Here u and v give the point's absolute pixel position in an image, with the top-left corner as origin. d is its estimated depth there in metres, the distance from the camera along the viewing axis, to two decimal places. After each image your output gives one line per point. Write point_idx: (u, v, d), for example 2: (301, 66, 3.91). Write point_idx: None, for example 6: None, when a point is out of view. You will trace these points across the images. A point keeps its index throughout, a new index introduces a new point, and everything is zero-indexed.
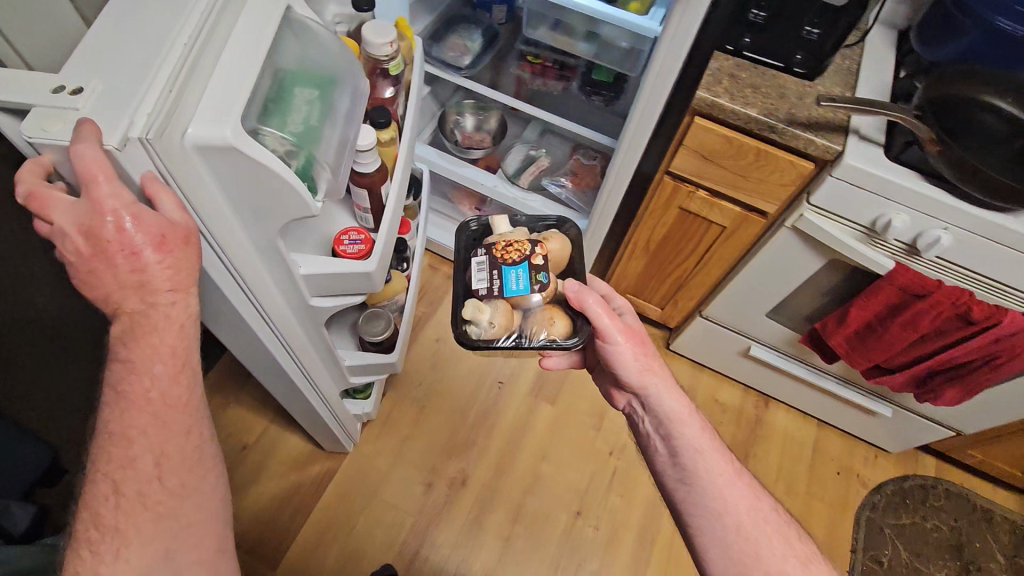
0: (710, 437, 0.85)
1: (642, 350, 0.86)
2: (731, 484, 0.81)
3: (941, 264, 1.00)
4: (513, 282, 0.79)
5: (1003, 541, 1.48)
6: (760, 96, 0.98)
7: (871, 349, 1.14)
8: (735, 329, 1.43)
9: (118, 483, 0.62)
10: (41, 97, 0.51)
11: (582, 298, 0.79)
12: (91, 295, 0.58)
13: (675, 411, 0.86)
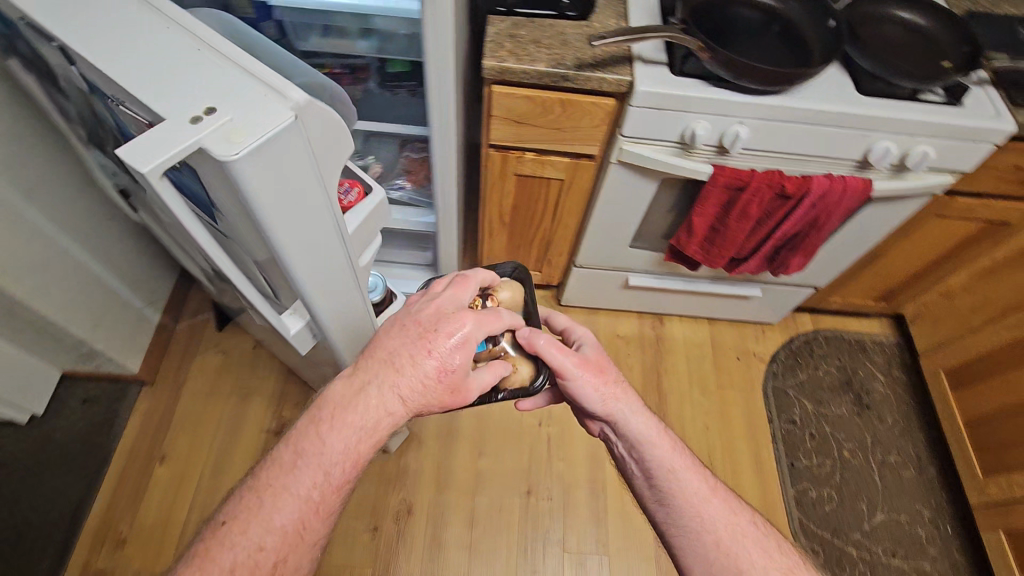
0: (681, 459, 0.83)
1: (604, 381, 0.86)
2: (693, 488, 0.79)
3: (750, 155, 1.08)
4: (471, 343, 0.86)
5: (877, 362, 1.75)
6: (543, 50, 0.99)
7: (722, 248, 1.23)
8: (609, 268, 1.49)
9: (285, 480, 0.67)
10: (200, 128, 0.52)
11: (533, 341, 0.82)
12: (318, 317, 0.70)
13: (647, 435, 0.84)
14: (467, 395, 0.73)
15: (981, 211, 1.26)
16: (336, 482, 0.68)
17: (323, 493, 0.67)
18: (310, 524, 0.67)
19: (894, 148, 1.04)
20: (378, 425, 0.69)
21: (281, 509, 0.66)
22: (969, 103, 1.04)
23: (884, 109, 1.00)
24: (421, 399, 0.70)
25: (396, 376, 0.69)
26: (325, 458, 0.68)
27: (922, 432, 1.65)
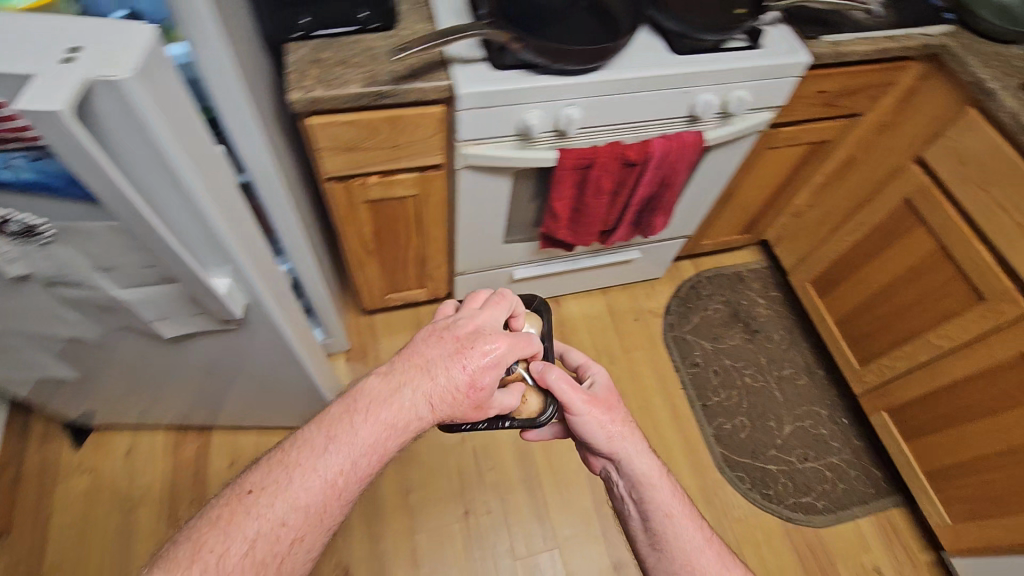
0: (682, 507, 0.86)
1: (613, 420, 0.89)
2: (689, 537, 0.83)
3: (590, 132, 1.08)
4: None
5: (755, 288, 1.89)
6: (354, 69, 0.92)
7: (589, 225, 1.24)
8: (491, 268, 1.47)
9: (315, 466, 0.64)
10: (76, 68, 0.52)
11: (545, 375, 0.83)
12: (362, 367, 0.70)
13: (645, 476, 0.87)
14: (479, 415, 0.73)
15: (804, 136, 1.37)
16: (357, 474, 0.65)
17: (346, 481, 0.64)
18: (326, 514, 0.63)
19: (714, 99, 1.09)
20: (409, 426, 0.68)
21: (306, 487, 0.63)
22: (769, 43, 1.11)
23: (695, 65, 1.04)
24: (452, 408, 0.70)
25: (435, 387, 0.70)
26: (359, 446, 0.65)
27: (806, 341, 1.79)
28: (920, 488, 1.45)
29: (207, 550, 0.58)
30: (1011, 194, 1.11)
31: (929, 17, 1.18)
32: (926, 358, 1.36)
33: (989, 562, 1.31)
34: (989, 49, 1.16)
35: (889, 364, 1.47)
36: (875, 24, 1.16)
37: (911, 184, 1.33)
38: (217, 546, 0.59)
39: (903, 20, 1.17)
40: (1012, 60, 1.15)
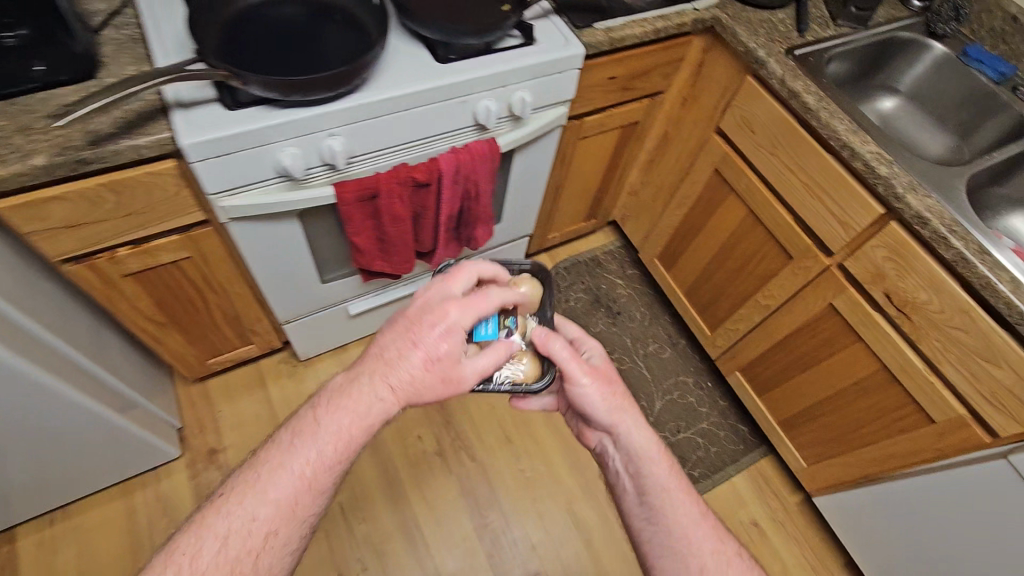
0: (680, 485, 0.83)
1: (615, 395, 0.83)
2: (687, 515, 0.81)
3: (368, 158, 0.98)
4: (485, 327, 0.77)
5: (613, 269, 1.90)
6: (38, 137, 0.76)
7: (401, 253, 1.16)
8: (321, 309, 1.36)
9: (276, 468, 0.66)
10: None
11: (547, 343, 0.77)
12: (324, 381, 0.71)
13: (645, 450, 0.83)
14: (461, 386, 0.68)
15: (611, 123, 1.36)
16: (323, 466, 0.66)
17: (312, 473, 0.66)
18: (298, 506, 0.65)
19: (494, 104, 1.03)
20: (374, 411, 0.68)
21: (276, 484, 0.65)
22: (542, 38, 1.06)
23: (461, 73, 0.97)
24: (415, 384, 0.67)
25: (398, 363, 0.67)
26: (322, 435, 0.67)
27: (665, 314, 1.84)
28: (778, 438, 1.51)
29: (190, 551, 0.62)
30: (793, 158, 1.15)
31: None
32: (760, 318, 1.41)
33: (840, 497, 1.38)
34: (754, 18, 1.18)
35: (733, 327, 1.52)
36: (646, 4, 1.14)
37: (716, 156, 1.35)
38: (199, 544, 0.62)
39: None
40: (776, 27, 1.18)
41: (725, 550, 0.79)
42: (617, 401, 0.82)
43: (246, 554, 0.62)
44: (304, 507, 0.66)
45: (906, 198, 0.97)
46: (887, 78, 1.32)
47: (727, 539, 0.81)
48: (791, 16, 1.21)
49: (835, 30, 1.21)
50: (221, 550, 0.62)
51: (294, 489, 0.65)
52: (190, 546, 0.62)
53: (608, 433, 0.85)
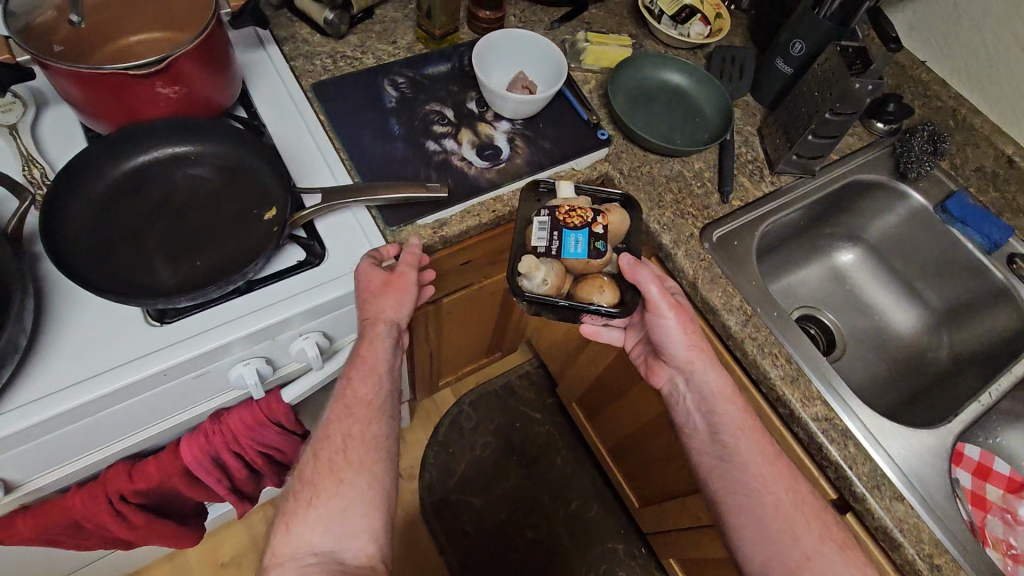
0: (761, 454, 0.68)
1: (697, 332, 0.72)
2: (777, 477, 0.67)
3: (57, 470, 0.64)
4: (572, 246, 0.67)
5: (529, 399, 1.56)
6: None
7: (175, 537, 0.83)
8: (103, 556, 1.01)
9: (347, 403, 0.64)
10: None
11: (637, 272, 0.68)
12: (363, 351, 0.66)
13: (726, 391, 0.71)
14: (407, 286, 0.67)
15: (482, 292, 1.00)
16: (360, 382, 0.65)
17: (357, 392, 0.65)
18: (356, 417, 0.63)
19: (260, 366, 0.69)
20: (379, 337, 0.66)
21: (355, 401, 0.64)
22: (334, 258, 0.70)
23: (189, 347, 0.62)
24: (379, 312, 0.66)
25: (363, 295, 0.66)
26: (352, 368, 0.66)
27: (589, 457, 1.50)
28: None
29: (297, 486, 0.61)
30: None
31: (576, 140, 0.83)
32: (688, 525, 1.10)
33: None
34: (658, 177, 0.84)
35: (661, 513, 1.21)
36: (497, 174, 0.78)
37: None
38: (301, 474, 0.62)
39: (536, 156, 0.80)
40: (689, 189, 0.84)
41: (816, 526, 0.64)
42: (698, 337, 0.72)
43: (340, 457, 0.61)
44: (365, 413, 0.64)
45: (868, 498, 0.65)
46: (844, 226, 0.98)
47: (802, 483, 0.67)
48: (711, 167, 0.86)
49: (769, 186, 0.87)
50: (313, 469, 0.61)
51: (352, 405, 0.64)
52: (298, 477, 0.62)
53: (679, 371, 0.74)
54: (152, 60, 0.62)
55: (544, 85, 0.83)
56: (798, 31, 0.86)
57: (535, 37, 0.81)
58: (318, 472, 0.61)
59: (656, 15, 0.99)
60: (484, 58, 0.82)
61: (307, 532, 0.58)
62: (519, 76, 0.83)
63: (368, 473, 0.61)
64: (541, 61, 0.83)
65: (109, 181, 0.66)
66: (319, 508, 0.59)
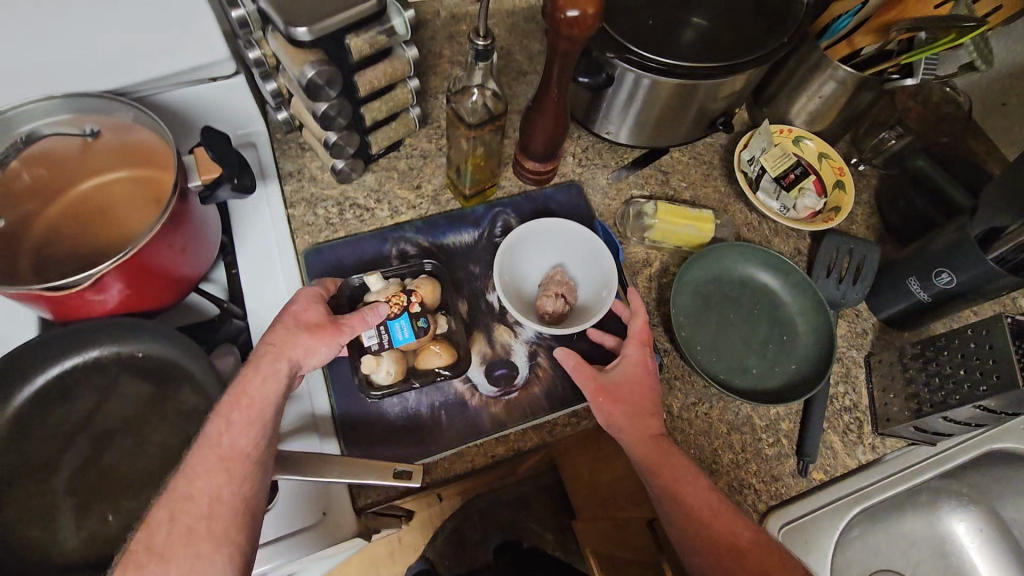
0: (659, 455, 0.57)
1: (646, 327, 0.63)
2: (687, 478, 0.57)
3: None
4: (398, 333, 0.58)
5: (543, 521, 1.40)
6: None
7: None
8: None
9: (219, 444, 0.47)
10: None
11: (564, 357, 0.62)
12: (253, 392, 0.49)
13: (637, 407, 0.59)
14: (341, 337, 0.54)
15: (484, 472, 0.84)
16: (241, 431, 0.48)
17: (233, 441, 0.47)
18: (228, 468, 0.46)
19: None
20: (273, 376, 0.51)
21: (235, 438, 0.47)
22: (284, 531, 0.56)
23: None
24: (289, 346, 0.52)
25: (279, 322, 0.54)
26: (225, 401, 0.49)
27: None
28: None
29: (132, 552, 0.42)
30: None
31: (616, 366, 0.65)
32: None
33: None
34: (718, 425, 0.65)
35: None
36: (505, 409, 0.62)
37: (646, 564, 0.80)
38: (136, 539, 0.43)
39: (559, 383, 0.64)
40: (757, 447, 0.65)
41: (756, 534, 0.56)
42: (645, 332, 0.62)
43: (203, 520, 0.44)
44: (242, 467, 0.46)
45: None
46: (965, 487, 0.74)
47: None
48: (791, 417, 0.66)
49: (867, 453, 0.66)
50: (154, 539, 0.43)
51: (224, 458, 0.46)
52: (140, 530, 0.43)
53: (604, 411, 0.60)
54: (79, 279, 0.50)
55: (588, 289, 0.69)
56: (950, 260, 0.62)
57: (581, 231, 0.67)
58: (173, 540, 0.43)
59: (754, 176, 0.78)
60: (513, 251, 0.68)
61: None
62: (553, 277, 0.68)
63: (228, 542, 0.44)
64: (586, 259, 0.69)
65: (24, 397, 0.54)
66: None
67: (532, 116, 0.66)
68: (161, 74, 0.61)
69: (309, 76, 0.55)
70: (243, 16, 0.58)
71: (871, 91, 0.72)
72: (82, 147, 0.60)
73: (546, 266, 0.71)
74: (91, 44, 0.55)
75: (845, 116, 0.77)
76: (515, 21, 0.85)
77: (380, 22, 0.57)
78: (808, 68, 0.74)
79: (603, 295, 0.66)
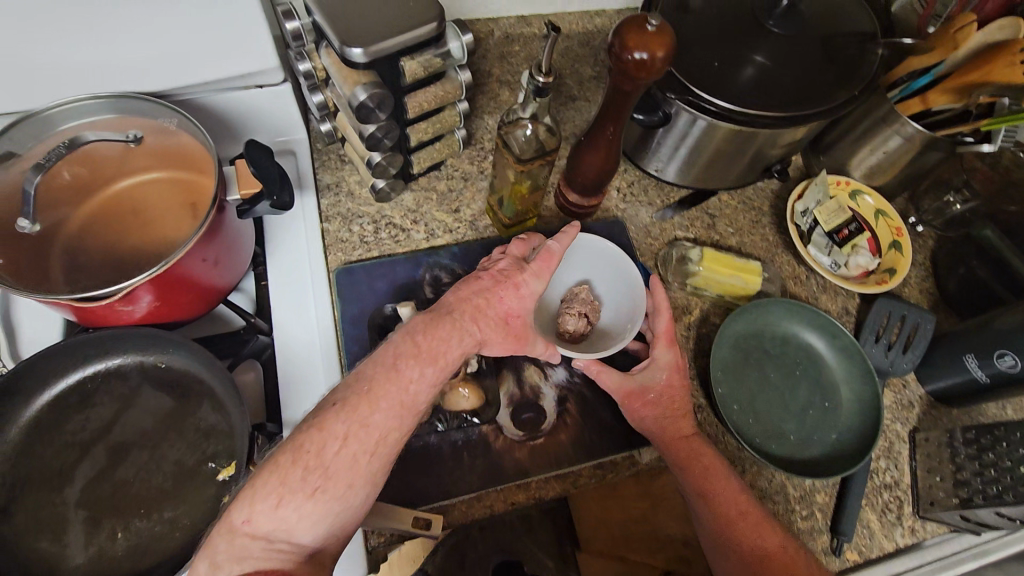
0: (693, 460, 0.57)
1: (670, 325, 0.62)
2: (721, 475, 0.57)
3: None
4: None
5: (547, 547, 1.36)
6: None
7: None
8: None
9: (377, 391, 0.43)
10: None
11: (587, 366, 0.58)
12: (429, 348, 0.46)
13: (670, 409, 0.59)
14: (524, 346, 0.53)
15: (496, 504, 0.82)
16: (415, 373, 0.45)
17: (419, 391, 0.44)
18: (403, 417, 0.44)
19: None
20: (454, 342, 0.47)
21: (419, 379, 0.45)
22: None
23: None
24: (473, 315, 0.49)
25: (475, 306, 0.50)
26: (417, 350, 0.45)
27: None
28: None
29: (280, 461, 0.40)
30: None
31: None
32: None
33: None
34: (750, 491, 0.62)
35: None
36: (530, 455, 0.59)
37: None
38: (308, 436, 0.41)
39: (586, 432, 0.61)
40: (788, 518, 0.62)
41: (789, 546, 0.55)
42: (670, 331, 0.61)
43: (367, 456, 0.41)
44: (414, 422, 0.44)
45: None
46: None
47: None
48: (826, 490, 0.63)
49: (906, 535, 0.62)
50: (300, 465, 0.40)
51: (407, 407, 0.44)
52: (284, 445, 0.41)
53: (636, 412, 0.59)
54: (109, 292, 0.49)
55: (612, 310, 0.65)
56: (1014, 342, 0.59)
57: (611, 249, 0.64)
58: (343, 460, 0.41)
59: (806, 229, 0.74)
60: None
61: (284, 525, 0.39)
62: (577, 294, 0.64)
63: (375, 483, 0.42)
64: (613, 279, 0.66)
65: (42, 401, 0.54)
66: (300, 504, 0.39)
67: (582, 149, 0.64)
68: (206, 80, 0.60)
69: (360, 98, 0.53)
70: (298, 28, 0.56)
71: (941, 151, 0.68)
72: (123, 152, 0.58)
73: (569, 283, 0.67)
74: (137, 47, 0.54)
75: (908, 174, 0.74)
76: (570, 44, 0.82)
77: (435, 45, 0.55)
78: (872, 121, 0.70)
79: (629, 317, 0.62)
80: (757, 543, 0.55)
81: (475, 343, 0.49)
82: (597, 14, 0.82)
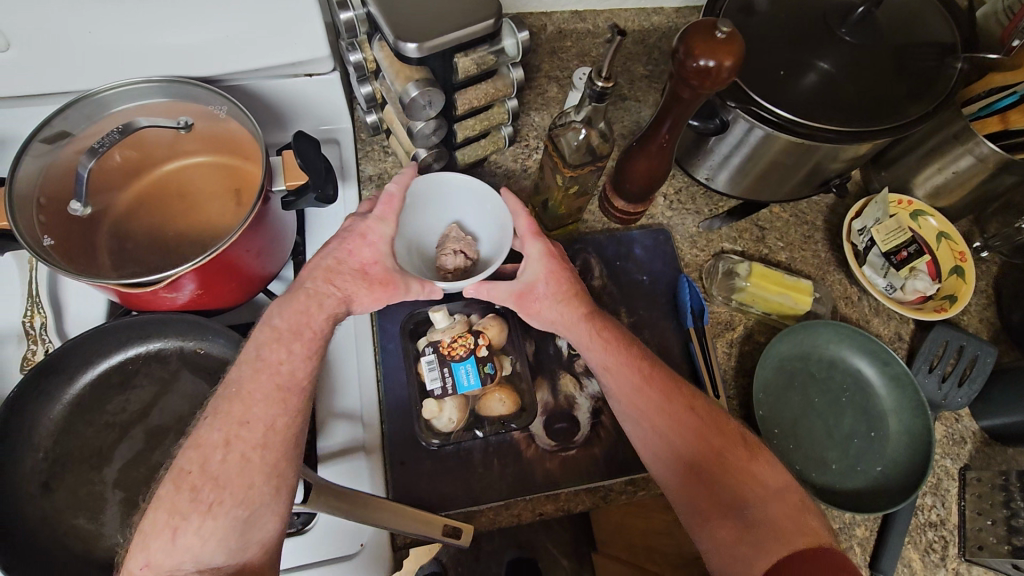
0: (592, 338, 0.56)
1: (533, 220, 0.59)
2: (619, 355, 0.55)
3: None
4: (464, 378, 0.57)
5: None
6: None
7: None
8: None
9: (250, 386, 0.47)
10: None
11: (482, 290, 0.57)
12: (283, 319, 0.50)
13: (560, 294, 0.57)
14: (397, 293, 0.54)
15: None
16: (275, 347, 0.48)
17: (292, 369, 0.48)
18: (285, 398, 0.47)
19: None
20: (312, 309, 0.51)
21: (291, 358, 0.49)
22: (316, 558, 0.54)
23: None
24: (331, 277, 0.52)
25: (327, 269, 0.52)
26: (277, 333, 0.49)
27: None
28: None
29: (163, 493, 0.44)
30: None
31: None
32: None
33: None
34: None
35: None
36: (560, 466, 0.58)
37: None
38: (185, 459, 0.44)
39: (620, 447, 0.60)
40: None
41: (711, 424, 0.53)
42: (533, 224, 0.58)
43: (255, 453, 0.45)
44: (300, 400, 0.48)
45: None
46: None
47: None
48: (867, 525, 0.61)
49: None
50: (185, 489, 0.43)
51: (282, 386, 0.47)
52: (171, 469, 0.44)
53: (541, 302, 0.57)
54: (153, 279, 0.49)
55: (487, 238, 0.63)
56: None
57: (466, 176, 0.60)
58: (231, 465, 0.44)
59: (861, 248, 0.71)
60: (405, 213, 0.61)
61: (188, 552, 0.42)
62: (449, 234, 0.62)
63: (278, 475, 0.45)
64: (478, 207, 0.63)
65: (85, 381, 0.55)
66: (201, 518, 0.43)
67: (633, 153, 0.61)
68: (257, 67, 0.59)
69: (412, 95, 0.51)
70: (352, 19, 0.55)
71: (1016, 174, 0.64)
72: (174, 137, 0.58)
73: (442, 224, 0.64)
74: (190, 32, 0.54)
75: (976, 196, 0.69)
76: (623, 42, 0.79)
77: (489, 43, 0.54)
78: (942, 139, 0.66)
79: (501, 240, 0.60)
80: (678, 426, 0.53)
81: (337, 310, 0.52)
82: (654, 11, 0.79)
